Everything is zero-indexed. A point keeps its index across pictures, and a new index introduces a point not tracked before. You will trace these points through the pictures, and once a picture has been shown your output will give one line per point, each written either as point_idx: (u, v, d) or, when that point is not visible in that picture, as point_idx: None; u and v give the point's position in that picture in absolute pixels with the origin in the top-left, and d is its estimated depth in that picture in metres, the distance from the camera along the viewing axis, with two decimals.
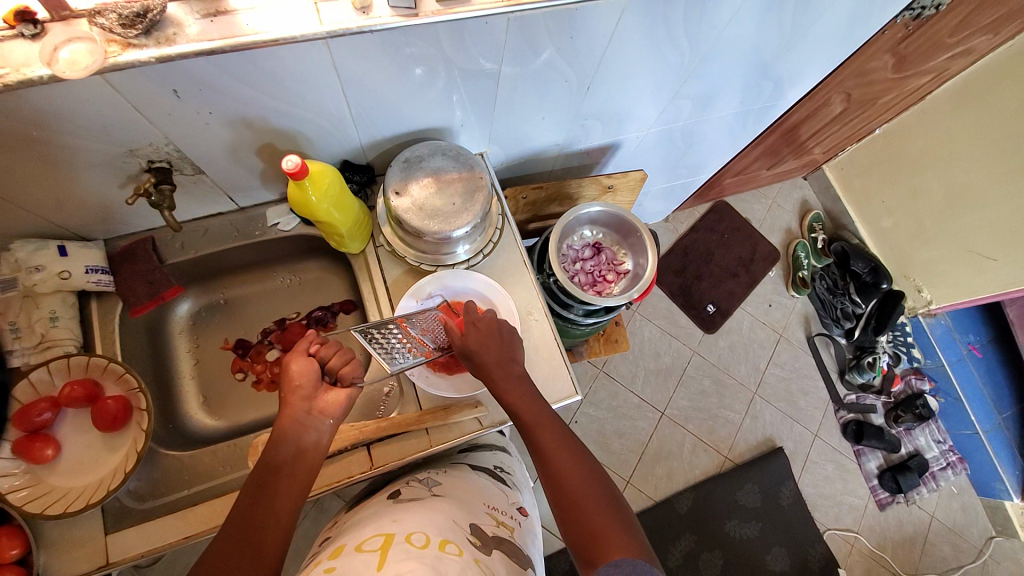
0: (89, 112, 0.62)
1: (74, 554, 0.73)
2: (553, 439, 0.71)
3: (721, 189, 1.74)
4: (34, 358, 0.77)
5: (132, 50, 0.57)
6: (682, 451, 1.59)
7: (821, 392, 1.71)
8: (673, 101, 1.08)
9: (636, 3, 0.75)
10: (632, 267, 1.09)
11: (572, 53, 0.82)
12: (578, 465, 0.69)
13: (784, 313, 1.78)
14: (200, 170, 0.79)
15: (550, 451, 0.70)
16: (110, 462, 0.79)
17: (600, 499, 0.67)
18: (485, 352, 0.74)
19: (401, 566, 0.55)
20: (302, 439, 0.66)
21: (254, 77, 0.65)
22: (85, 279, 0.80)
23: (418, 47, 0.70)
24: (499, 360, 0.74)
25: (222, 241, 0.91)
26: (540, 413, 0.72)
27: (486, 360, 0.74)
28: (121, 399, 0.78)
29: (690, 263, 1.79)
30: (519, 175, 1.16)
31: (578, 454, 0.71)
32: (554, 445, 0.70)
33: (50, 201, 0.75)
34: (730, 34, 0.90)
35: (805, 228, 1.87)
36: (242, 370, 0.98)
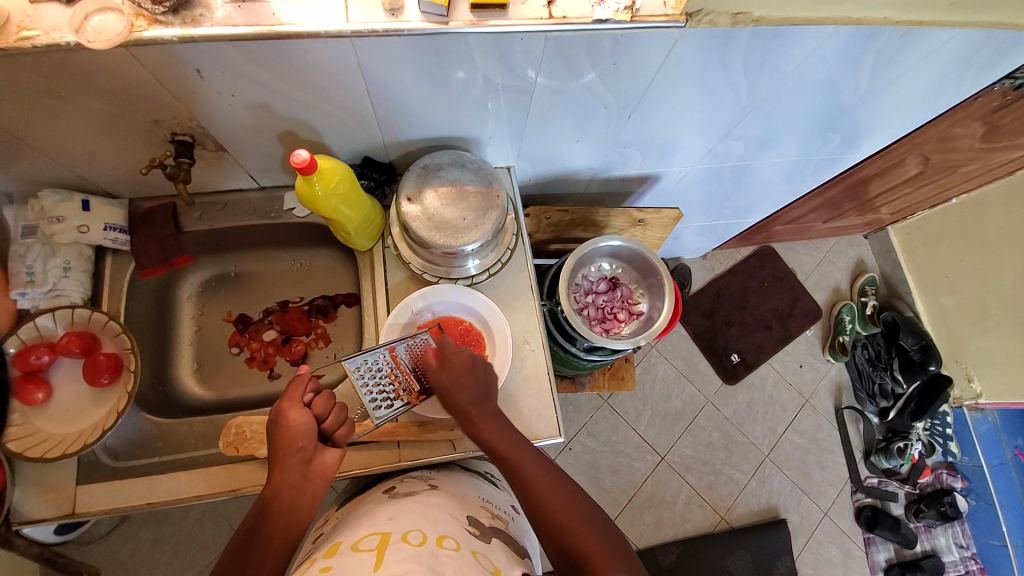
0: (113, 79, 0.64)
1: (46, 498, 0.76)
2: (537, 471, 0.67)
3: (770, 235, 1.60)
4: (44, 303, 0.81)
5: (158, 27, 0.58)
6: (675, 500, 1.49)
7: (840, 469, 1.57)
8: (722, 142, 0.98)
9: (693, 35, 0.68)
10: (646, 309, 1.04)
11: (616, 80, 0.75)
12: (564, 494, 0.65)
13: (814, 378, 1.65)
14: (222, 148, 0.81)
15: (534, 481, 0.66)
16: (94, 416, 0.82)
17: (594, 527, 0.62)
18: (462, 388, 0.70)
19: (400, 566, 0.48)
20: (297, 502, 0.62)
21: (277, 65, 0.64)
22: (102, 236, 0.84)
23: (450, 59, 0.67)
24: (473, 398, 0.70)
25: (237, 216, 0.92)
26: (518, 446, 0.69)
27: (464, 394, 0.70)
28: (114, 356, 0.82)
29: (722, 306, 1.68)
30: (548, 194, 1.11)
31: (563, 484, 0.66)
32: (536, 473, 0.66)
33: (80, 159, 0.78)
34: (796, 81, 0.81)
35: (855, 290, 1.72)
36: (238, 345, 1.00)
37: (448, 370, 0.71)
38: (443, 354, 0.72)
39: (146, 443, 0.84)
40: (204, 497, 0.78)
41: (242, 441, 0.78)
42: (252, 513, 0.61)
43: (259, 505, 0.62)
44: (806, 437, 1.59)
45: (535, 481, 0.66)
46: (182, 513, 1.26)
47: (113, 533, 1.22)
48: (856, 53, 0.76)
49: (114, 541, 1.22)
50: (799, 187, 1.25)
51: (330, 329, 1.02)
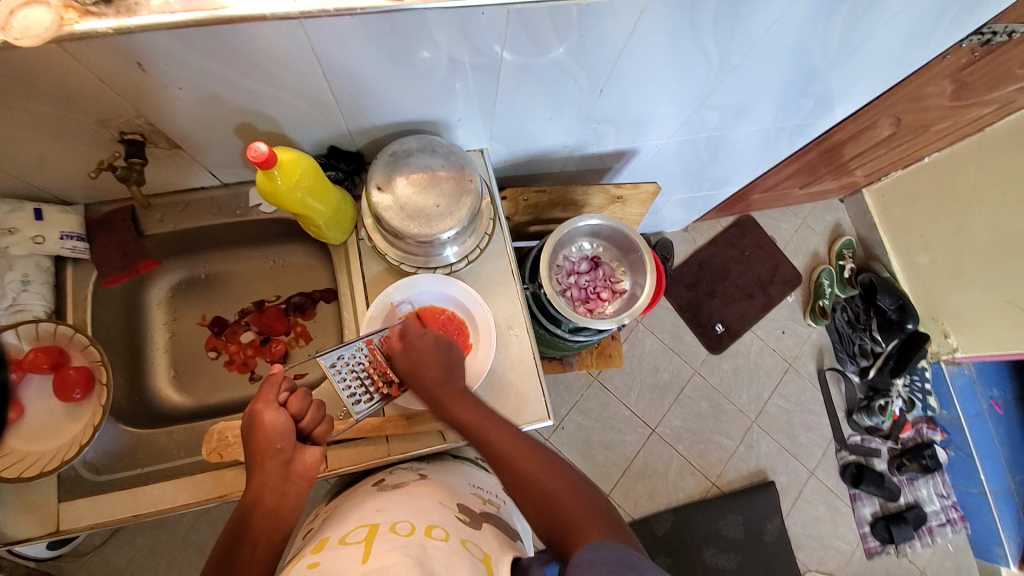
0: (50, 78, 0.60)
1: (28, 516, 0.74)
2: (513, 446, 0.67)
3: (749, 204, 1.60)
4: (5, 320, 0.78)
5: (91, 19, 0.54)
6: (667, 470, 1.52)
7: (824, 429, 1.62)
8: (698, 112, 0.96)
9: (661, 3, 0.66)
10: (629, 287, 1.03)
11: (585, 54, 0.73)
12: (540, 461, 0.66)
13: (797, 342, 1.68)
14: (176, 146, 0.77)
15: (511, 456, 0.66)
16: (68, 432, 0.79)
17: (573, 491, 0.63)
18: (424, 371, 0.72)
19: (389, 558, 0.47)
20: (280, 504, 0.62)
21: (224, 54, 0.61)
22: (59, 245, 0.80)
23: (411, 37, 0.64)
24: (438, 379, 0.72)
25: (201, 217, 0.89)
26: (492, 420, 0.70)
27: (425, 378, 0.72)
28: (84, 369, 0.79)
29: (705, 277, 1.69)
30: (524, 174, 1.09)
31: (539, 453, 0.67)
32: (512, 444, 0.67)
33: (28, 166, 0.73)
34: (769, 44, 0.80)
35: (833, 254, 1.74)
36: (215, 349, 0.98)
37: (412, 353, 0.73)
38: (407, 338, 0.74)
39: (128, 455, 0.82)
40: (190, 505, 0.76)
41: (226, 447, 0.76)
42: (233, 519, 0.61)
43: (242, 510, 0.61)
44: (791, 400, 1.63)
45: (513, 455, 0.66)
46: (176, 518, 1.24)
47: (107, 544, 1.20)
48: (827, 13, 0.75)
49: (110, 551, 1.20)
50: (775, 154, 1.25)
51: (309, 326, 1.00)
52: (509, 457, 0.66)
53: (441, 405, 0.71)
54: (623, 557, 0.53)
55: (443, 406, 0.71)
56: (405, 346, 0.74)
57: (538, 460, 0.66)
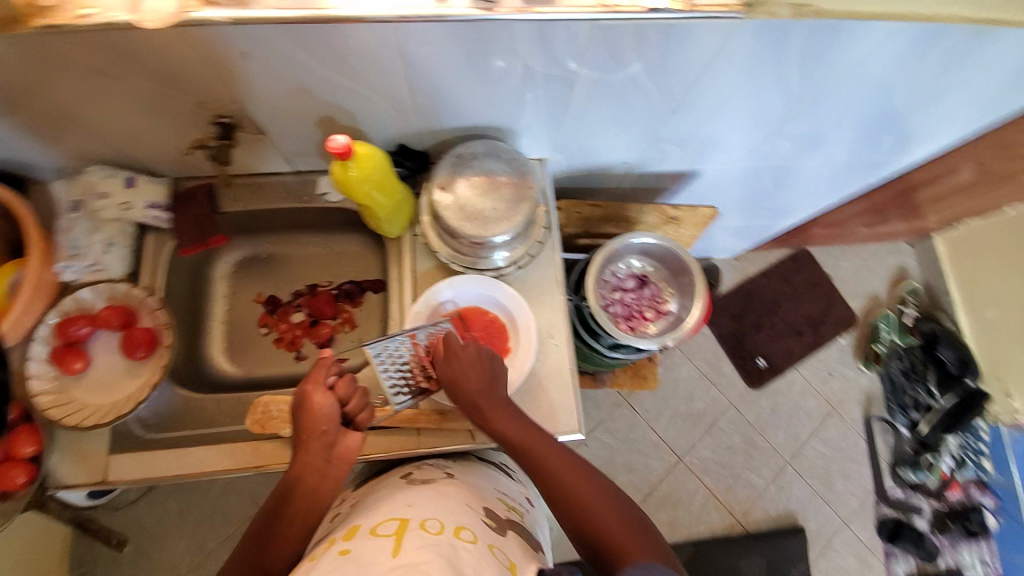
0: (158, 58, 0.64)
1: (81, 464, 0.79)
2: (555, 459, 0.67)
3: (807, 237, 1.54)
4: (86, 277, 0.84)
5: (208, 7, 0.58)
6: (690, 502, 1.47)
7: (864, 482, 1.53)
8: (769, 139, 0.94)
9: (751, 28, 0.65)
10: (675, 309, 1.01)
11: (663, 73, 0.72)
12: (582, 475, 0.66)
13: (844, 387, 1.60)
14: (262, 131, 0.81)
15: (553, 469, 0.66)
16: (126, 388, 0.85)
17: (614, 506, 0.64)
18: (466, 380, 0.72)
19: (419, 555, 0.48)
20: (319, 485, 0.64)
21: (319, 50, 0.64)
22: (144, 213, 0.86)
23: (492, 45, 0.65)
24: (481, 389, 0.71)
25: (271, 199, 0.93)
26: (530, 431, 0.70)
27: (468, 390, 0.71)
28: (149, 331, 0.84)
29: (751, 309, 1.63)
30: (580, 187, 1.09)
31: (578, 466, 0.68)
32: (552, 456, 0.67)
33: (125, 138, 0.79)
34: (857, 76, 0.76)
35: (893, 299, 1.65)
36: (267, 325, 1.02)
37: (455, 362, 0.72)
38: (449, 347, 0.73)
39: (180, 416, 0.86)
40: (227, 471, 0.79)
41: (268, 420, 0.80)
42: (275, 492, 0.64)
43: (284, 486, 0.64)
44: (831, 447, 1.55)
45: (554, 469, 0.66)
46: (206, 482, 1.30)
47: (142, 496, 1.27)
48: (922, 51, 0.72)
49: (143, 508, 1.27)
50: (843, 190, 1.20)
51: (355, 313, 1.03)
52: (547, 471, 0.66)
53: (482, 415, 0.71)
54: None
55: (485, 417, 0.71)
56: (451, 352, 0.73)
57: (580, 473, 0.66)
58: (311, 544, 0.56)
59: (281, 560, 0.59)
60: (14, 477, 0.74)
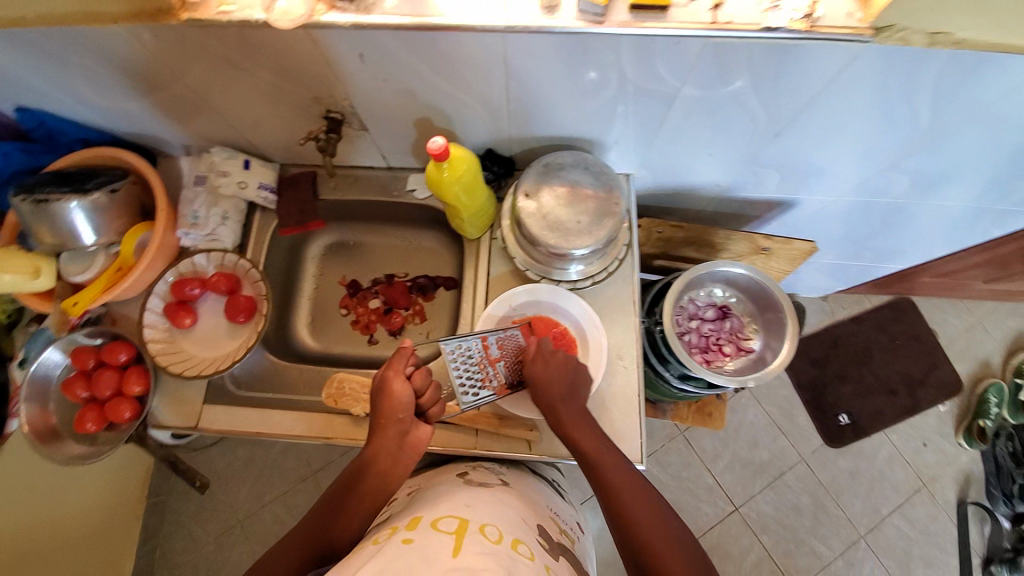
0: (288, 54, 0.71)
1: (178, 409, 0.88)
2: (623, 478, 0.65)
3: (913, 286, 1.39)
4: (201, 244, 0.94)
5: (334, 12, 0.63)
6: (742, 557, 1.37)
7: (953, 571, 1.34)
8: (883, 174, 0.86)
9: (876, 54, 0.60)
10: (758, 348, 0.95)
11: (771, 94, 0.69)
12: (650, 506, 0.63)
13: (940, 461, 1.41)
14: (365, 128, 0.86)
15: (620, 489, 0.64)
16: (224, 348, 0.93)
17: (679, 544, 0.61)
18: (551, 385, 0.71)
19: (478, 560, 0.47)
20: (391, 470, 0.66)
21: (429, 55, 0.67)
22: (256, 193, 0.95)
23: (594, 58, 0.65)
24: (562, 395, 0.71)
25: (365, 191, 0.99)
26: (605, 447, 0.68)
27: (551, 394, 0.71)
28: (250, 299, 0.92)
29: (836, 356, 1.49)
30: (663, 207, 1.06)
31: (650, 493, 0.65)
32: (622, 479, 0.65)
33: (247, 125, 0.88)
34: (1002, 111, 0.68)
35: (1012, 368, 1.45)
36: (347, 308, 1.08)
37: (544, 365, 0.73)
38: (541, 351, 0.75)
39: (263, 380, 0.94)
40: (303, 437, 0.84)
41: (340, 396, 0.83)
42: (349, 470, 0.67)
43: (358, 464, 0.67)
44: (916, 526, 1.37)
45: (625, 489, 0.64)
46: (271, 447, 1.40)
47: (215, 450, 1.39)
48: None
49: (215, 453, 1.38)
50: (964, 238, 1.07)
51: (426, 307, 1.06)
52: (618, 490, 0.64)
53: (559, 420, 0.70)
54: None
55: (559, 421, 0.70)
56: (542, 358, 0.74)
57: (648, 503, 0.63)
58: (373, 526, 0.58)
59: (349, 533, 0.62)
60: (122, 412, 0.86)
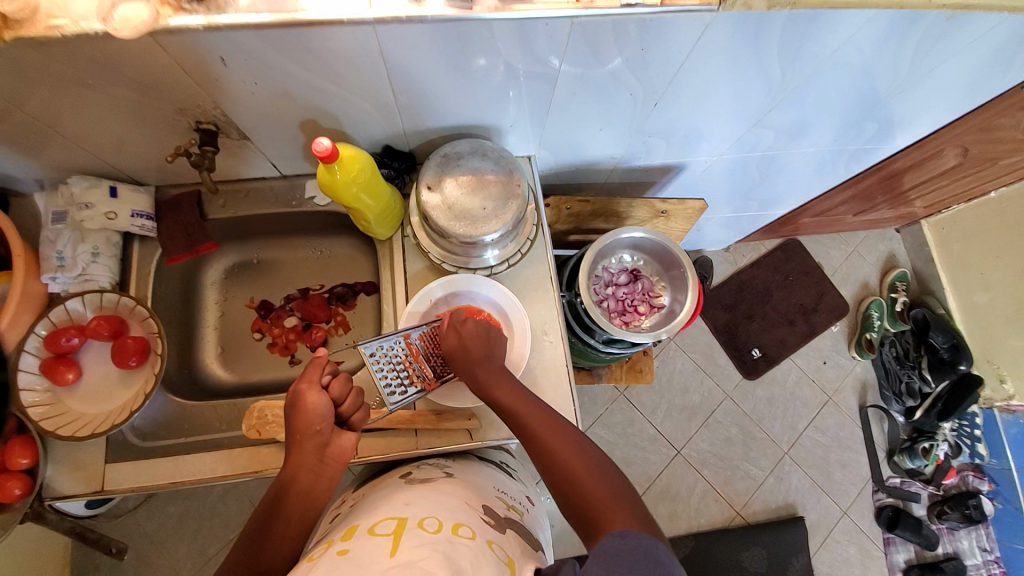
0: (137, 66, 0.64)
1: (78, 473, 0.79)
2: (543, 422, 0.68)
3: (797, 226, 1.55)
4: (74, 287, 0.84)
5: (182, 14, 0.58)
6: (690, 495, 1.48)
7: (861, 468, 1.54)
8: (752, 130, 0.94)
9: (727, 19, 0.65)
10: (668, 303, 1.02)
11: (642, 65, 0.72)
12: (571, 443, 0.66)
13: (839, 376, 1.61)
14: (245, 136, 0.81)
15: (539, 432, 0.67)
16: (121, 398, 0.85)
17: (600, 475, 0.63)
18: (468, 349, 0.73)
19: (416, 553, 0.48)
20: (314, 485, 0.65)
21: (298, 53, 0.64)
22: (129, 222, 0.86)
23: (471, 45, 0.66)
24: (481, 357, 0.72)
25: (259, 204, 0.93)
26: (525, 399, 0.70)
27: (468, 356, 0.72)
28: (141, 339, 0.84)
29: (744, 299, 1.64)
30: (568, 183, 1.09)
31: (568, 435, 0.67)
32: (542, 422, 0.68)
33: (108, 147, 0.79)
34: (836, 63, 0.77)
35: (885, 286, 1.66)
36: (260, 330, 1.02)
37: (459, 333, 0.74)
38: (455, 320, 0.75)
39: (172, 424, 0.86)
40: (227, 477, 0.80)
41: (264, 425, 0.79)
42: (270, 493, 0.64)
43: (279, 485, 0.65)
44: (828, 436, 1.56)
45: (541, 433, 0.67)
46: (206, 489, 1.30)
47: (141, 506, 1.27)
48: (899, 36, 0.72)
49: (141, 515, 1.26)
50: (830, 178, 1.21)
51: (349, 316, 1.03)
52: (536, 437, 0.67)
53: (478, 381, 0.72)
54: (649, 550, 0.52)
55: (477, 381, 0.72)
56: (451, 330, 0.75)
57: (569, 441, 0.66)
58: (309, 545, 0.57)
59: (281, 558, 0.60)
60: (10, 489, 0.74)
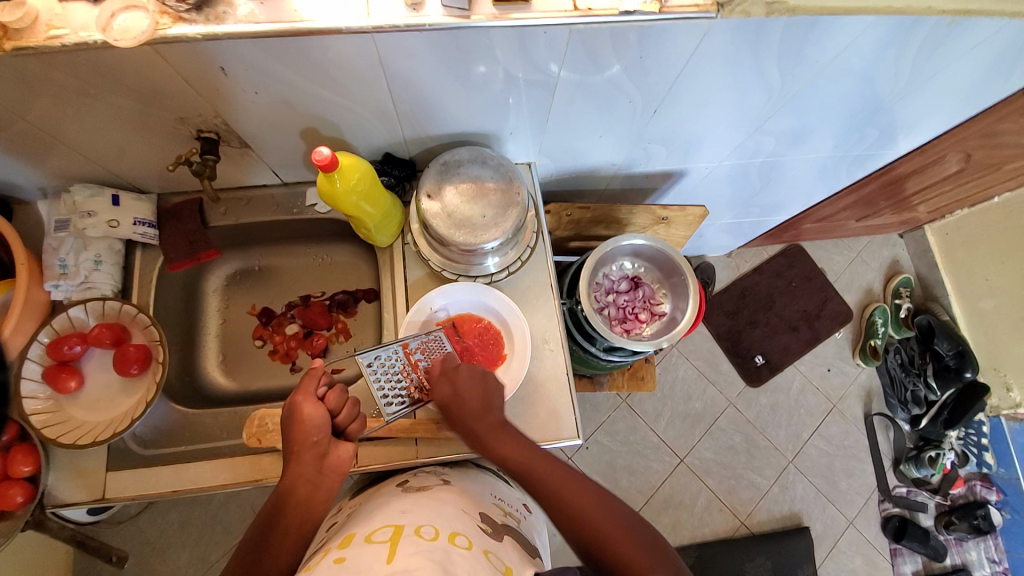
0: (139, 75, 0.65)
1: (79, 481, 0.79)
2: (562, 481, 0.66)
3: (799, 233, 1.54)
4: (76, 295, 0.84)
5: (182, 24, 0.58)
6: (693, 504, 1.46)
7: (867, 477, 1.52)
8: (753, 136, 0.94)
9: (724, 27, 0.65)
10: (669, 311, 1.02)
11: (641, 73, 0.73)
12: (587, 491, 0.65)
13: (843, 382, 1.59)
14: (246, 145, 0.82)
15: (556, 487, 0.65)
16: (123, 406, 0.85)
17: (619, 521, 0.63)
18: (461, 402, 0.71)
19: (412, 561, 0.47)
20: (312, 495, 0.64)
21: (297, 62, 0.64)
22: (132, 230, 0.86)
23: (470, 53, 0.66)
24: (477, 410, 0.70)
25: (260, 212, 0.94)
26: (533, 451, 0.69)
27: (464, 410, 0.70)
28: (143, 347, 0.84)
29: (746, 306, 1.63)
30: (569, 190, 1.09)
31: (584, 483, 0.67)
32: (554, 474, 0.67)
33: (110, 155, 0.79)
34: (836, 69, 0.77)
35: (889, 292, 1.65)
36: (262, 338, 1.02)
37: (454, 383, 0.72)
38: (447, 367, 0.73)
39: (173, 432, 0.86)
40: (227, 486, 0.79)
41: (265, 433, 0.79)
42: (267, 506, 0.64)
43: (275, 498, 0.64)
44: (832, 443, 1.54)
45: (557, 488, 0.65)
46: (207, 497, 1.29)
47: (142, 514, 1.26)
48: (898, 42, 0.72)
49: (144, 522, 1.26)
50: (831, 184, 1.20)
51: (350, 324, 1.03)
52: (553, 492, 0.65)
53: (480, 439, 0.69)
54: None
55: (482, 437, 0.69)
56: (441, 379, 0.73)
57: (585, 491, 0.65)
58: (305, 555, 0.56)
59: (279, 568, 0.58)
60: (11, 497, 0.75)
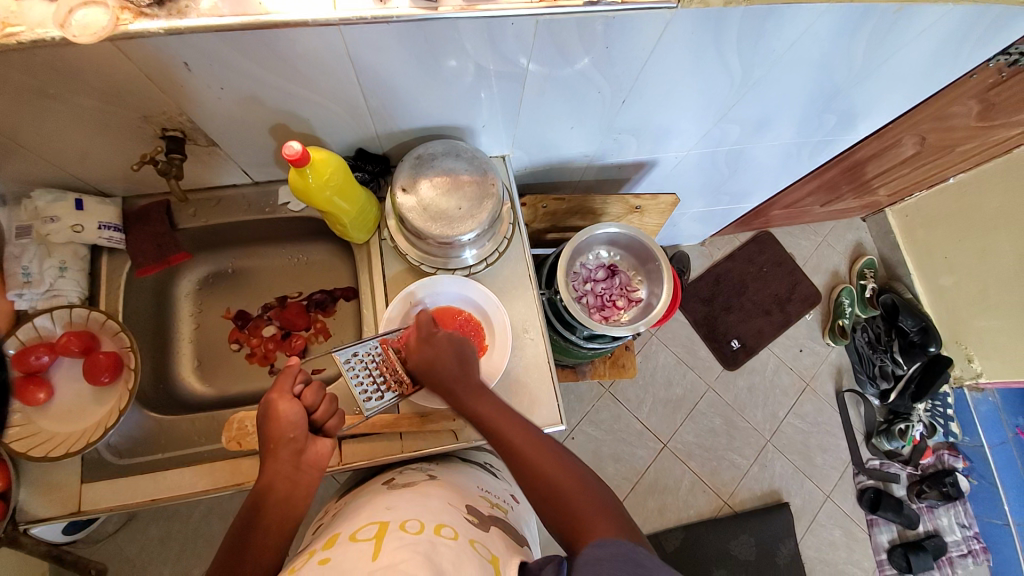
0: (98, 72, 0.63)
1: (52, 496, 0.76)
2: (527, 442, 0.67)
3: (768, 219, 1.59)
4: (41, 303, 0.82)
5: (143, 20, 0.57)
6: (678, 487, 1.49)
7: (842, 452, 1.58)
8: (718, 125, 0.97)
9: (686, 16, 0.67)
10: (645, 296, 1.04)
11: (609, 64, 0.74)
12: (555, 459, 0.65)
13: (815, 361, 1.65)
14: (214, 143, 0.80)
15: (523, 450, 0.66)
16: (95, 415, 0.83)
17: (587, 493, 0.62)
18: (439, 368, 0.72)
19: (397, 555, 0.48)
20: (291, 493, 0.64)
21: (264, 56, 0.64)
22: (97, 234, 0.84)
23: (441, 46, 0.66)
24: (456, 375, 0.72)
25: (232, 213, 0.92)
26: (503, 414, 0.70)
27: (444, 375, 0.72)
28: (114, 354, 0.82)
29: (721, 292, 1.68)
30: (543, 182, 1.11)
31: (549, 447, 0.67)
32: (526, 441, 0.67)
33: (71, 158, 0.77)
34: (793, 57, 0.80)
35: (854, 273, 1.72)
36: (237, 341, 1.01)
37: (428, 350, 0.73)
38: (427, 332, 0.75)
39: (150, 440, 0.85)
40: (207, 491, 0.78)
41: (244, 436, 0.78)
42: (245, 507, 0.63)
43: (253, 497, 0.64)
44: (807, 421, 1.59)
45: (519, 446, 0.66)
46: (187, 509, 1.26)
47: (119, 531, 1.23)
48: (853, 29, 0.75)
49: (123, 538, 1.23)
50: (795, 171, 1.25)
51: (329, 323, 1.02)
52: (517, 450, 0.66)
53: (458, 399, 0.71)
54: (631, 555, 0.52)
55: (458, 400, 0.72)
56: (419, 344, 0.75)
57: (547, 453, 0.66)
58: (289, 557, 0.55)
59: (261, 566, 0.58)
60: None
